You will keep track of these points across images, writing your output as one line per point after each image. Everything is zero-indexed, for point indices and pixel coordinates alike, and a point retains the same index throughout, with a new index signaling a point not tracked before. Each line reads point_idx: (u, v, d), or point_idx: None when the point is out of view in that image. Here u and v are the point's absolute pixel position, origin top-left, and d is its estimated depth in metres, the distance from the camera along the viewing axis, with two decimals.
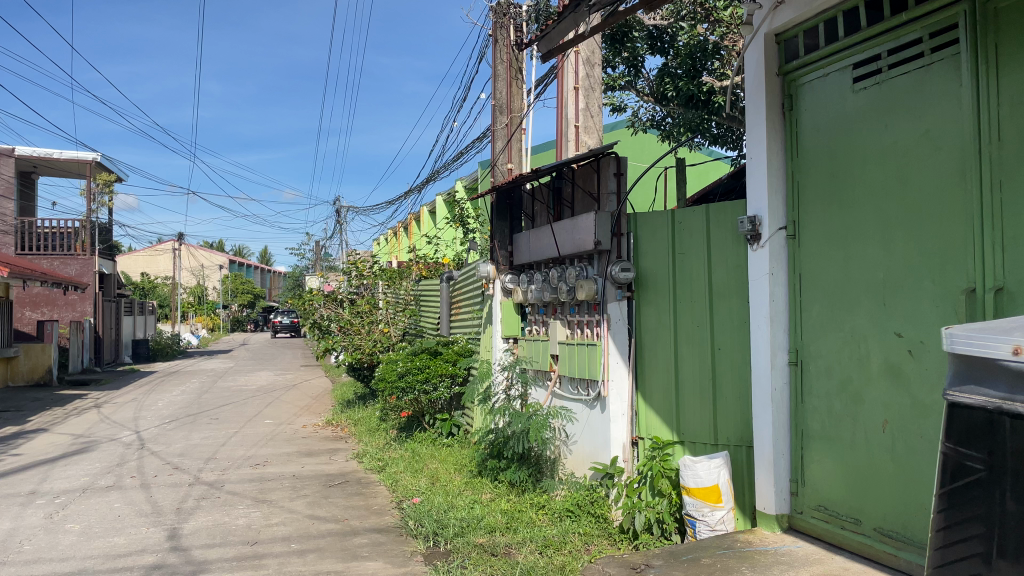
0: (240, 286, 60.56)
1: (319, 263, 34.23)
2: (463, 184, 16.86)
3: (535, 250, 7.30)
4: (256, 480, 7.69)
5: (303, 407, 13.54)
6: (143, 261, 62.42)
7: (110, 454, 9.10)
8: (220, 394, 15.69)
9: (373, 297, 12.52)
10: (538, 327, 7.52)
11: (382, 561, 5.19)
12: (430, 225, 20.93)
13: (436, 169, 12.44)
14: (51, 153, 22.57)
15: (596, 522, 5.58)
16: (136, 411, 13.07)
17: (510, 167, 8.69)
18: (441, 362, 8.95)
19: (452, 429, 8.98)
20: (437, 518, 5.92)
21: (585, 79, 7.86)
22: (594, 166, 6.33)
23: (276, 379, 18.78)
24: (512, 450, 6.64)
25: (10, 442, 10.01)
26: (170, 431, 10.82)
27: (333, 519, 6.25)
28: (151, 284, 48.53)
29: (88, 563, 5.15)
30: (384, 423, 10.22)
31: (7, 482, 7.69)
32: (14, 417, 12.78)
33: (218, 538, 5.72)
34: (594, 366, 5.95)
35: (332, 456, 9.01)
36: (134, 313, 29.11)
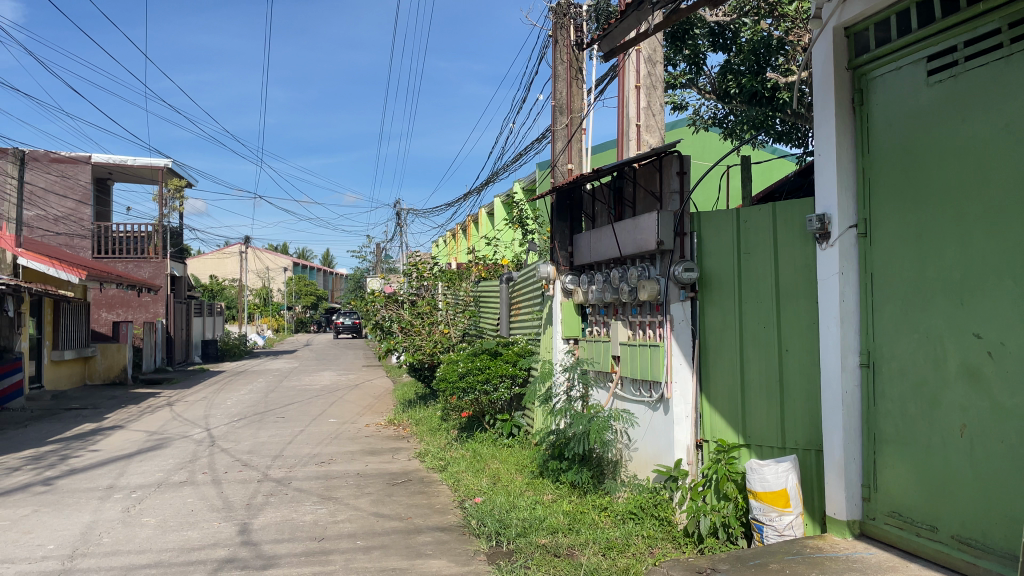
0: (303, 288, 61.92)
1: (379, 265, 34.79)
2: (522, 185, 16.92)
3: (596, 250, 7.27)
4: (322, 478, 7.85)
5: (365, 406, 13.78)
6: (212, 264, 64.49)
7: (183, 451, 9.41)
8: (286, 393, 16.10)
9: (433, 298, 12.67)
10: (598, 327, 7.50)
11: (445, 560, 5.23)
12: (488, 227, 21.07)
13: (495, 170, 12.50)
14: (125, 160, 23.41)
15: (659, 525, 5.52)
16: (207, 409, 13.50)
17: (570, 168, 8.67)
18: (502, 362, 8.99)
19: (513, 430, 9.01)
20: (499, 518, 5.94)
21: (647, 78, 7.78)
22: (656, 165, 6.27)
23: (338, 379, 19.15)
24: (573, 451, 6.62)
25: (90, 439, 10.43)
26: (239, 429, 11.13)
27: (398, 517, 6.33)
28: (220, 286, 50.08)
29: (163, 556, 5.32)
30: (446, 423, 10.31)
31: (87, 476, 8.02)
32: (93, 413, 13.34)
33: (286, 534, 5.85)
34: (657, 368, 5.91)
35: (395, 455, 9.13)
36: (204, 314, 30.06)
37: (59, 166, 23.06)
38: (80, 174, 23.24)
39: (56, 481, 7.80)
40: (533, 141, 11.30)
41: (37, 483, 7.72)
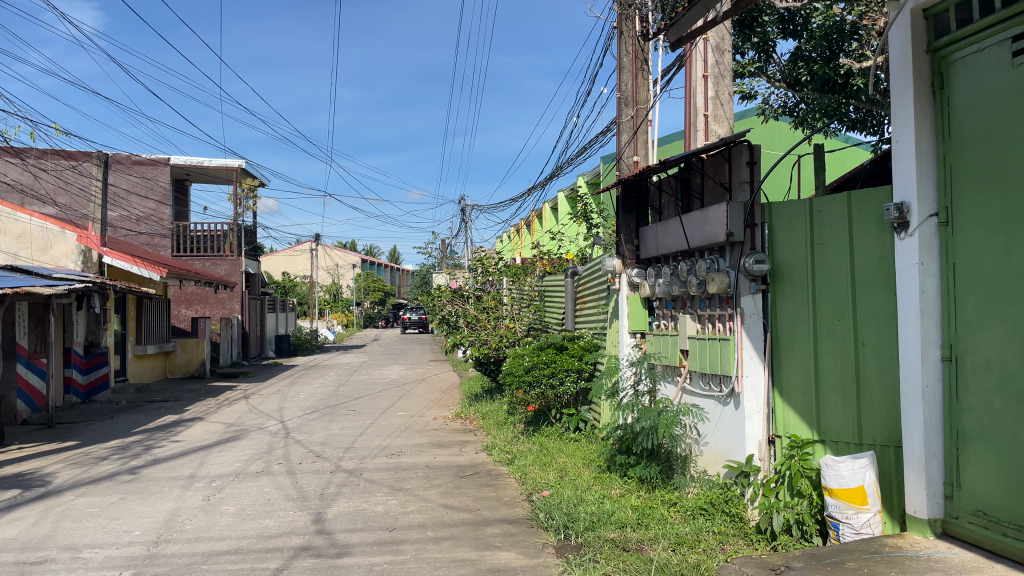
0: (371, 284, 62.98)
1: (444, 260, 35.17)
2: (586, 179, 16.85)
3: (663, 243, 7.20)
4: (392, 469, 7.99)
5: (433, 400, 13.95)
6: (284, 261, 66.34)
7: (259, 442, 9.71)
8: (356, 386, 16.42)
9: (498, 293, 12.74)
10: (665, 321, 7.42)
11: (514, 552, 5.27)
12: (551, 221, 21.07)
13: (559, 165, 12.46)
14: (202, 161, 24.20)
15: (731, 522, 5.44)
16: (281, 402, 13.90)
17: (636, 160, 8.61)
18: (567, 356, 8.97)
19: (580, 424, 8.99)
20: (567, 511, 5.94)
21: (715, 67, 7.67)
22: (725, 154, 6.16)
23: (406, 373, 19.45)
24: (641, 446, 6.56)
25: (172, 430, 10.86)
26: (311, 421, 11.43)
27: (466, 509, 6.40)
28: (292, 283, 51.43)
29: (243, 543, 5.51)
30: (512, 417, 10.37)
31: (169, 466, 8.34)
32: (174, 406, 13.88)
33: (359, 523, 5.98)
34: (727, 362, 5.82)
35: (462, 448, 9.24)
36: (277, 310, 30.91)
37: (139, 168, 23.92)
38: (160, 176, 24.08)
39: (141, 470, 8.15)
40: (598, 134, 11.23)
41: (123, 472, 8.08)
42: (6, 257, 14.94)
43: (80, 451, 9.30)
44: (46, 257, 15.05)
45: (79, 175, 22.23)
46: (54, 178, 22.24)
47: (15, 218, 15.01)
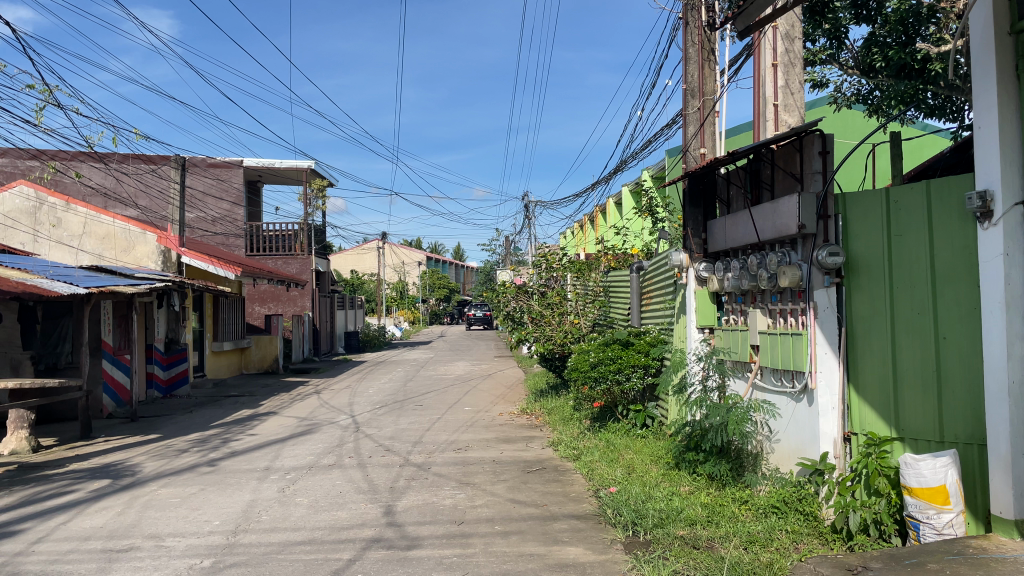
0: (436, 281, 63.71)
1: (509, 257, 35.28)
2: (651, 173, 16.67)
3: (732, 236, 7.08)
4: (459, 464, 8.07)
5: (499, 395, 14.03)
6: (353, 259, 67.78)
7: (330, 436, 9.93)
8: (423, 382, 16.65)
9: (563, 289, 12.72)
10: (735, 316, 7.29)
11: (582, 548, 5.27)
12: (616, 216, 20.88)
13: (624, 158, 12.35)
14: (272, 163, 24.84)
15: (805, 520, 5.32)
16: (351, 397, 14.20)
17: (703, 153, 8.48)
18: (633, 353, 8.87)
19: (646, 421, 8.90)
20: (635, 508, 5.90)
21: (784, 56, 7.45)
22: (796, 145, 6.02)
23: (472, 369, 19.60)
24: (710, 443, 6.46)
25: (248, 423, 11.21)
26: (381, 416, 11.64)
27: (533, 504, 6.42)
28: (360, 281, 52.44)
29: (317, 534, 5.65)
30: (578, 413, 10.33)
31: (246, 458, 8.62)
32: (250, 400, 14.32)
33: (428, 516, 6.06)
34: (800, 358, 5.69)
35: (529, 443, 9.26)
36: (345, 307, 31.56)
37: (214, 171, 24.71)
38: (233, 177, 24.82)
39: (219, 462, 8.44)
40: (663, 127, 11.10)
41: (203, 464, 8.37)
42: (92, 257, 15.67)
43: (162, 444, 9.69)
44: (129, 257, 15.70)
45: (157, 178, 23.09)
46: (134, 181, 23.18)
47: (100, 221, 15.71)
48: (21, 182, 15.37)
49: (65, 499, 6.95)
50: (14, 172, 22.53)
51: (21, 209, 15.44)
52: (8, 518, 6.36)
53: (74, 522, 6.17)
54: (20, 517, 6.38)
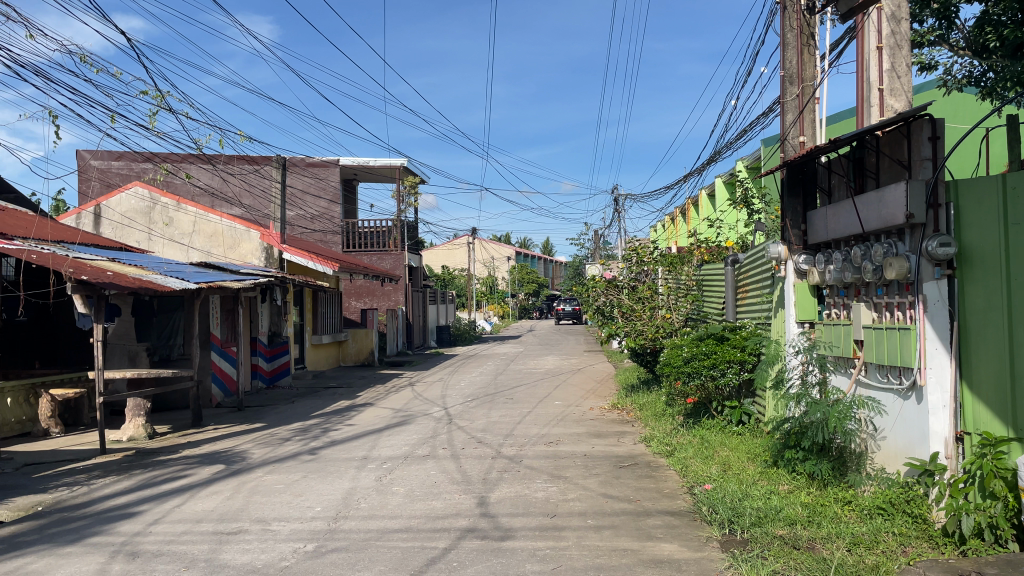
0: (526, 276, 64.02)
1: (598, 252, 35.09)
2: (746, 163, 16.23)
3: (835, 227, 6.83)
4: (551, 457, 8.10)
5: (590, 390, 14.00)
6: (443, 255, 68.89)
7: (424, 428, 10.13)
8: (513, 376, 16.78)
9: (653, 283, 12.55)
10: (837, 310, 7.04)
11: (677, 544, 5.20)
12: (708, 208, 20.46)
13: (718, 149, 12.07)
14: (366, 162, 25.45)
15: (913, 522, 5.10)
16: (444, 390, 14.48)
17: (803, 141, 8.19)
18: (729, 347, 8.66)
19: (743, 418, 8.69)
20: (732, 505, 5.77)
21: (890, 37, 7.12)
22: (903, 131, 5.76)
23: (563, 364, 19.62)
24: (811, 441, 6.25)
25: (346, 414, 11.57)
26: (473, 408, 11.82)
27: (626, 499, 6.38)
28: (451, 276, 53.27)
29: (413, 522, 5.79)
30: (671, 409, 10.19)
31: (345, 447, 8.91)
32: (348, 392, 14.80)
33: (521, 508, 6.12)
34: (908, 353, 5.45)
35: (621, 438, 9.21)
36: (437, 301, 32.14)
37: (313, 170, 25.57)
38: (331, 176, 25.63)
39: (320, 451, 8.75)
40: (759, 116, 10.79)
41: (304, 452, 8.70)
42: (201, 254, 16.50)
43: (267, 432, 10.12)
44: (235, 254, 16.44)
45: (260, 177, 24.03)
46: (238, 181, 24.25)
47: (207, 220, 16.51)
48: (136, 183, 16.30)
49: (179, 483, 7.36)
50: (130, 174, 23.94)
51: (136, 209, 16.39)
52: (128, 500, 6.78)
53: (187, 505, 6.52)
54: (139, 499, 6.79)
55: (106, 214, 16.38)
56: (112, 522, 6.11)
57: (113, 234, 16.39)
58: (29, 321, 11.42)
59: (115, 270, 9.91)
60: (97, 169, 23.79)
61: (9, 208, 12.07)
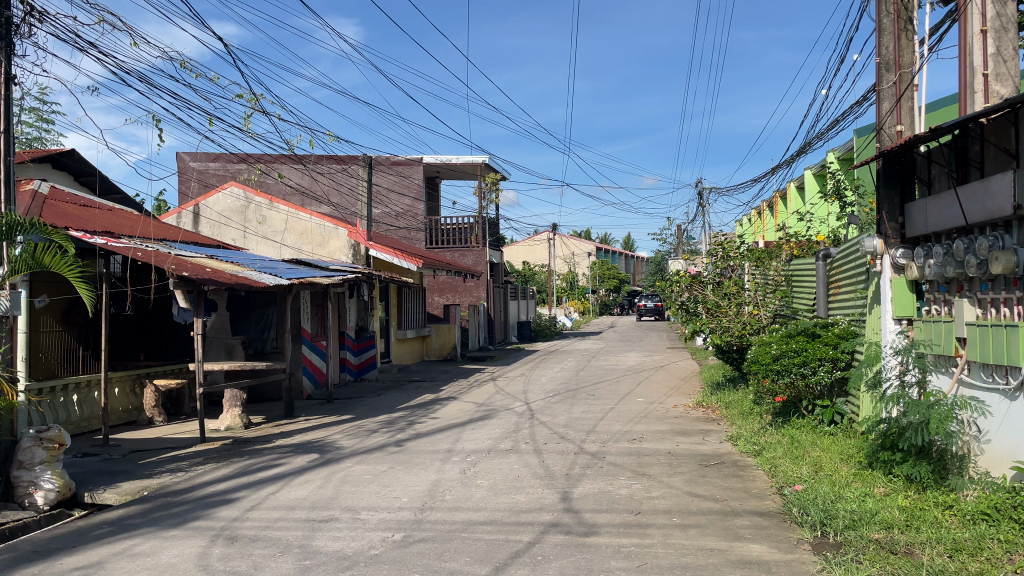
0: (606, 272, 63.57)
1: (681, 247, 34.54)
2: (838, 154, 15.69)
3: (936, 219, 6.54)
4: (635, 454, 8.04)
5: (673, 387, 13.82)
6: (524, 251, 69.20)
7: (507, 422, 10.20)
8: (595, 372, 16.70)
9: (739, 279, 12.31)
10: (938, 306, 6.76)
11: (767, 545, 5.09)
12: (797, 202, 19.85)
13: (809, 139, 11.69)
14: (448, 159, 25.76)
15: (1020, 529, 4.83)
16: (525, 385, 14.54)
17: (901, 130, 7.89)
18: (820, 345, 8.38)
19: (836, 418, 8.40)
20: (824, 507, 5.59)
21: (995, 20, 6.81)
22: (1011, 118, 5.47)
23: (645, 360, 19.40)
24: (909, 442, 5.99)
25: (430, 407, 11.78)
26: (554, 404, 11.85)
27: (713, 499, 6.28)
28: (532, 272, 53.44)
29: (498, 515, 5.85)
30: (759, 407, 9.95)
31: (430, 440, 9.07)
32: (430, 385, 15.04)
33: (605, 505, 6.09)
34: (1015, 352, 5.17)
35: (706, 437, 9.05)
36: (518, 297, 32.30)
37: (398, 168, 26.07)
38: (414, 173, 26.06)
39: (406, 443, 8.94)
40: (852, 106, 10.41)
41: (391, 444, 8.90)
42: (292, 251, 17.06)
43: (355, 424, 10.40)
44: (324, 250, 16.95)
45: (348, 176, 24.67)
46: (327, 181, 24.97)
47: (298, 218, 17.07)
48: (232, 183, 16.94)
49: (273, 471, 7.65)
50: (226, 175, 24.96)
51: (232, 208, 17.07)
52: (226, 487, 7.09)
53: (281, 493, 6.77)
54: (237, 486, 7.09)
55: (204, 213, 17.12)
56: (212, 507, 6.40)
57: (211, 232, 17.10)
58: (134, 315, 12.04)
59: (212, 266, 10.37)
60: (196, 171, 24.89)
61: (117, 208, 12.77)
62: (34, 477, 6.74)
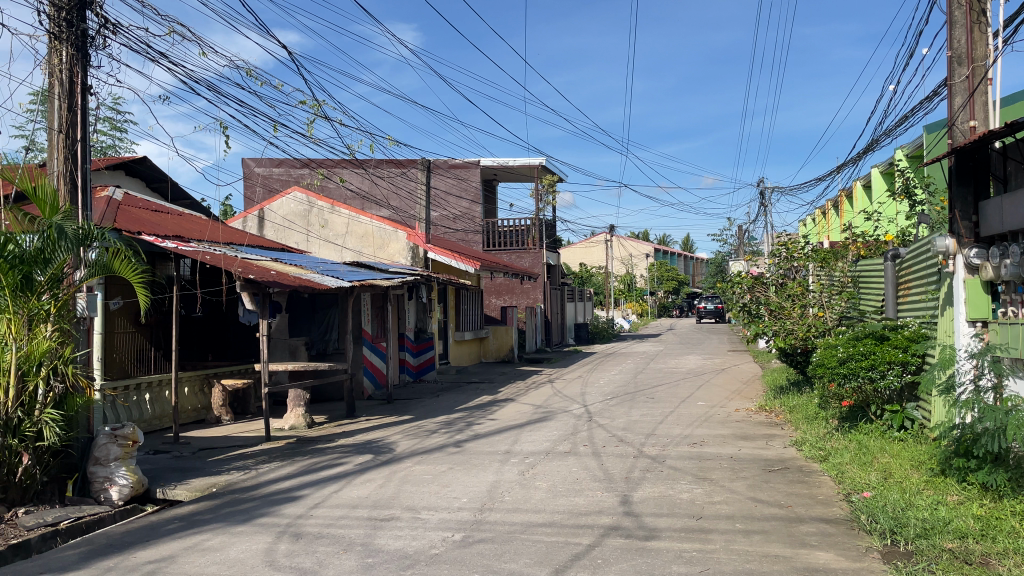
0: (665, 273, 62.89)
1: (742, 248, 33.95)
2: (906, 151, 15.22)
3: (1012, 217, 6.29)
4: (695, 458, 7.95)
5: (735, 391, 13.59)
6: (581, 252, 69.00)
7: (565, 424, 10.18)
8: (654, 374, 16.53)
9: (804, 280, 12.04)
10: (1016, 308, 6.50)
11: (834, 553, 4.96)
12: (864, 200, 19.31)
13: (876, 136, 11.33)
14: (506, 162, 25.84)
15: None
16: (583, 387, 14.48)
17: (974, 125, 7.60)
18: (890, 348, 8.12)
19: (906, 423, 8.12)
20: (894, 515, 5.43)
21: None
22: None
23: (705, 363, 19.11)
24: (984, 449, 5.76)
25: (488, 409, 11.84)
26: (613, 406, 11.78)
27: (777, 504, 6.16)
28: (590, 274, 53.22)
29: (557, 517, 5.85)
30: (825, 412, 9.70)
31: (488, 441, 9.12)
32: (488, 387, 15.10)
33: (666, 509, 6.03)
34: None
35: (769, 441, 8.89)
36: (575, 299, 32.21)
37: (455, 171, 26.23)
38: (472, 176, 26.22)
39: (465, 444, 9.00)
40: (921, 101, 10.07)
41: (450, 445, 8.98)
42: (353, 254, 17.37)
43: (414, 424, 10.53)
44: (383, 253, 17.22)
45: (407, 180, 24.99)
46: (386, 184, 25.36)
47: (359, 221, 17.41)
48: (295, 188, 17.31)
49: (336, 470, 7.79)
50: (290, 180, 25.57)
51: (295, 212, 17.44)
52: (291, 485, 7.25)
53: (344, 491, 6.89)
54: (301, 484, 7.24)
55: (269, 217, 17.54)
56: (278, 504, 6.56)
57: (275, 235, 17.54)
58: (203, 316, 12.41)
59: (277, 269, 10.63)
60: (261, 176, 25.60)
61: (187, 214, 13.18)
62: (110, 472, 7.02)
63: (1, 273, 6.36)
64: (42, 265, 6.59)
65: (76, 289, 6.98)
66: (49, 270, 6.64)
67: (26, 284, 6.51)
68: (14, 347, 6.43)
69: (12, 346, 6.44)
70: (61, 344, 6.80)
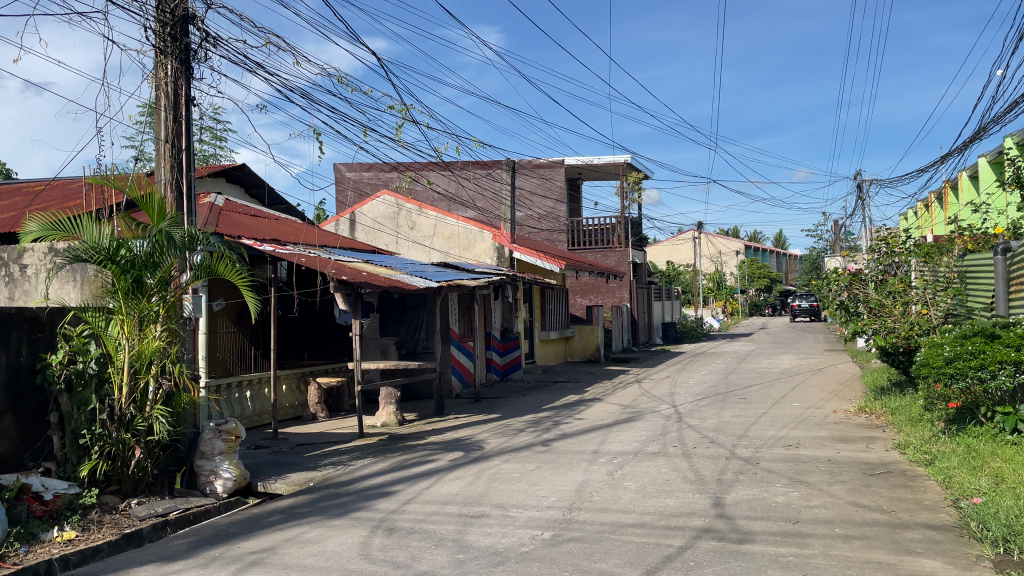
0: (756, 271, 61.20)
1: (839, 243, 32.68)
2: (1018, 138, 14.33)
3: None
4: (790, 461, 7.71)
5: (832, 392, 13.10)
6: (668, 250, 67.95)
7: (654, 425, 10.05)
8: (745, 375, 16.11)
9: (906, 276, 11.51)
10: None
11: (941, 561, 4.73)
12: (971, 191, 18.29)
13: (983, 124, 10.72)
14: (590, 159, 25.70)
15: None
16: (671, 387, 14.29)
17: None
18: (1000, 347, 7.67)
19: (1018, 426, 7.48)
20: (1008, 522, 5.13)
21: None
22: None
23: (800, 363, 18.47)
24: None
25: (575, 408, 11.81)
26: (703, 407, 11.58)
27: (879, 509, 5.92)
28: (677, 272, 52.35)
29: (647, 518, 5.79)
30: (929, 413, 9.25)
31: (576, 441, 9.10)
32: (575, 387, 15.05)
33: (760, 512, 5.88)
34: None
35: (870, 444, 8.54)
36: (662, 298, 31.77)
37: (540, 171, 26.31)
38: (557, 176, 26.22)
39: (553, 443, 9.02)
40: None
41: (538, 444, 9.01)
42: (441, 255, 17.65)
43: (502, 423, 10.60)
44: (470, 253, 17.43)
45: (492, 181, 25.20)
46: (472, 186, 25.68)
47: (446, 222, 17.67)
48: (385, 191, 17.75)
49: (426, 467, 7.93)
50: (379, 184, 26.22)
51: (385, 215, 17.86)
52: (384, 480, 7.44)
53: (435, 488, 7.01)
54: (393, 480, 7.42)
55: (360, 220, 18.02)
56: (372, 499, 6.73)
57: (366, 238, 18.02)
58: (299, 317, 12.85)
59: (368, 270, 10.90)
60: (352, 180, 26.29)
61: (283, 218, 13.69)
62: (214, 466, 7.34)
63: (115, 277, 6.78)
64: (152, 268, 6.96)
65: (183, 291, 7.33)
66: (158, 273, 7.01)
67: (137, 287, 6.91)
68: (126, 346, 6.82)
69: (125, 345, 6.83)
70: (169, 343, 7.17)
